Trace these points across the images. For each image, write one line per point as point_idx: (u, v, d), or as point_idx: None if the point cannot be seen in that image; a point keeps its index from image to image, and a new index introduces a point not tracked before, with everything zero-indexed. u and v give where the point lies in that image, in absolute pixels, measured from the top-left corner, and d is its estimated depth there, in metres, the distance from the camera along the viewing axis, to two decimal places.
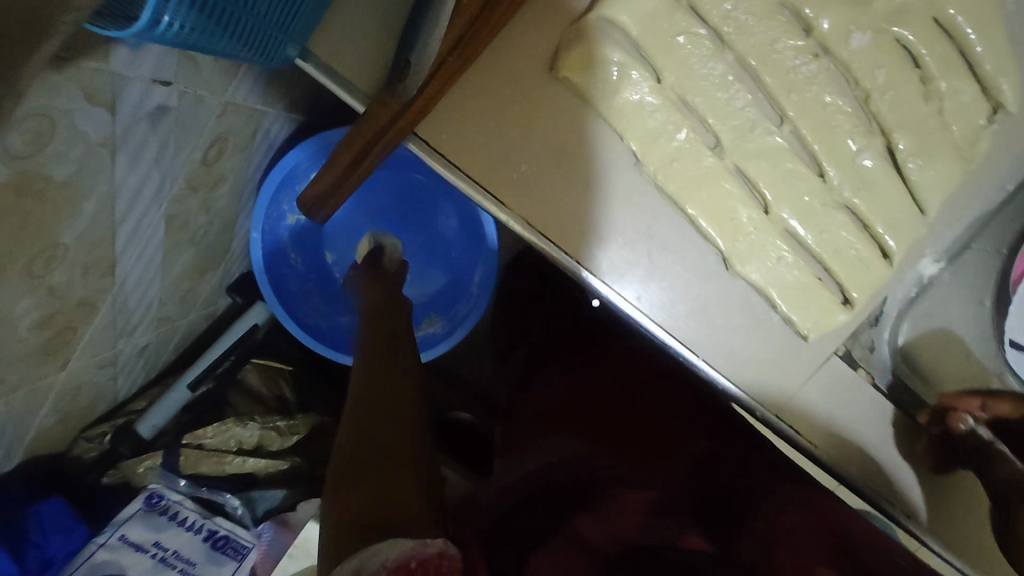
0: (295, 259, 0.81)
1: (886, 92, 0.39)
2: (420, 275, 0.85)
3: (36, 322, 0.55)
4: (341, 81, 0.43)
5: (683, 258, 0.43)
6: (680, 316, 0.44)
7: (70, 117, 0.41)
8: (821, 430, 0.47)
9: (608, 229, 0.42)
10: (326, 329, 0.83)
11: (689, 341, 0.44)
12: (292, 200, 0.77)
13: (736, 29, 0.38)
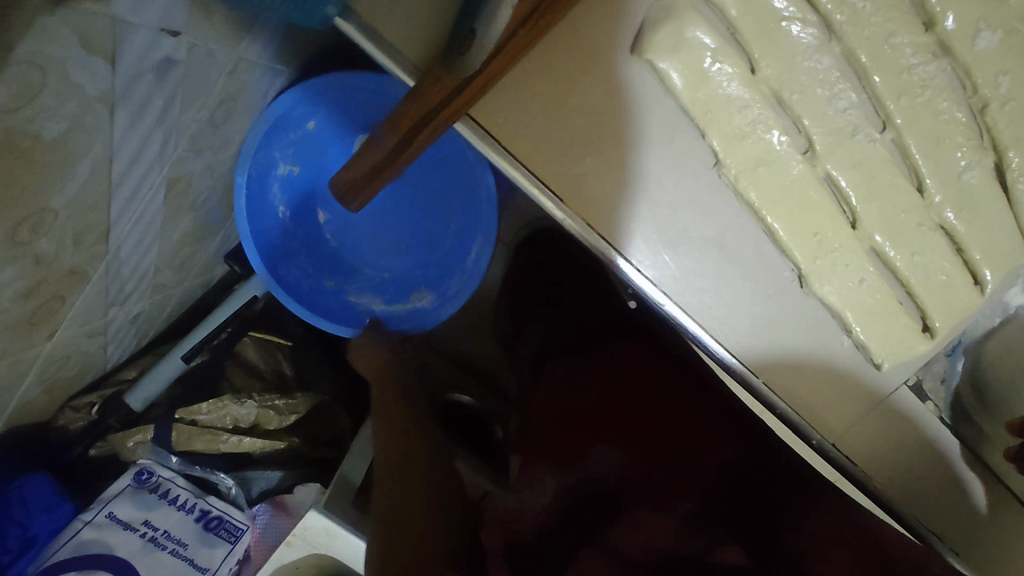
0: (282, 213, 0.72)
1: (1006, 102, 0.35)
2: (414, 247, 0.79)
3: (21, 292, 0.50)
4: (385, 46, 0.39)
5: (746, 269, 0.41)
6: (738, 327, 0.42)
7: (64, 66, 0.35)
8: (863, 448, 0.45)
9: (642, 217, 0.40)
10: (309, 291, 0.74)
11: (741, 355, 0.43)
12: (285, 147, 0.69)
13: (849, 17, 0.34)
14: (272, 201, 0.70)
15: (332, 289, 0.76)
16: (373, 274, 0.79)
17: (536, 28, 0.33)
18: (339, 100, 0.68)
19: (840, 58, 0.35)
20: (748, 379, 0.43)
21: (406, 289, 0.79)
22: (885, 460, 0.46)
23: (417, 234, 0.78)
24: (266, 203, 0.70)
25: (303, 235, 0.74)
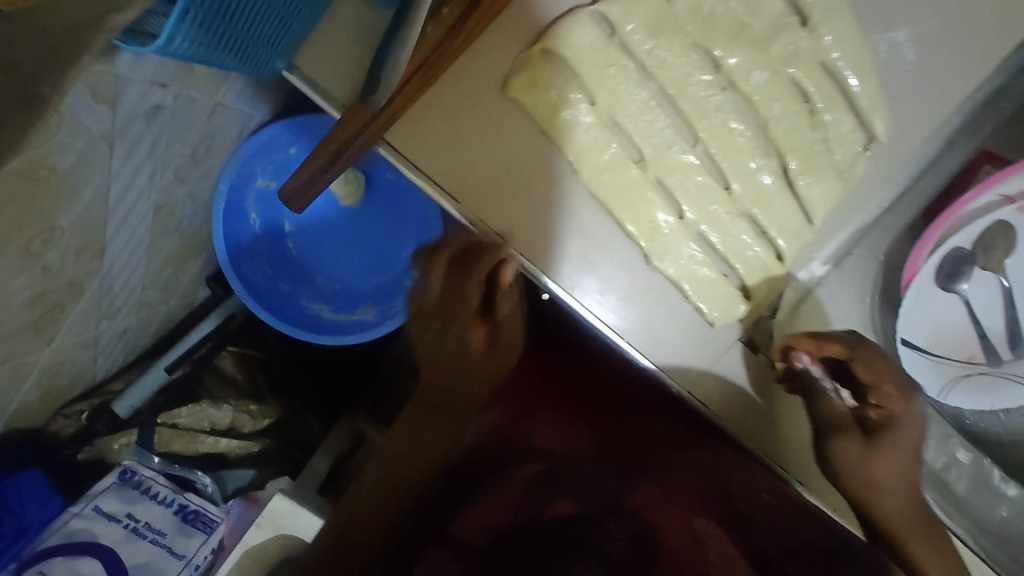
0: (255, 220, 0.85)
1: (780, 121, 0.46)
2: (366, 266, 0.90)
3: (30, 298, 0.59)
4: (318, 88, 0.47)
5: (628, 269, 0.50)
6: (613, 306, 0.50)
7: (76, 113, 0.47)
8: (727, 408, 0.52)
9: (529, 217, 0.49)
10: (264, 290, 0.86)
11: (621, 332, 0.51)
12: (267, 166, 0.81)
13: (656, 64, 0.45)
14: (246, 208, 0.83)
15: (287, 292, 0.88)
16: (326, 284, 0.91)
17: (427, 75, 0.43)
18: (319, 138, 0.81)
19: (655, 92, 0.46)
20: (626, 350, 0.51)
21: (354, 302, 0.91)
22: (754, 416, 0.52)
23: (371, 251, 0.90)
24: (240, 209, 0.82)
25: (268, 240, 0.86)
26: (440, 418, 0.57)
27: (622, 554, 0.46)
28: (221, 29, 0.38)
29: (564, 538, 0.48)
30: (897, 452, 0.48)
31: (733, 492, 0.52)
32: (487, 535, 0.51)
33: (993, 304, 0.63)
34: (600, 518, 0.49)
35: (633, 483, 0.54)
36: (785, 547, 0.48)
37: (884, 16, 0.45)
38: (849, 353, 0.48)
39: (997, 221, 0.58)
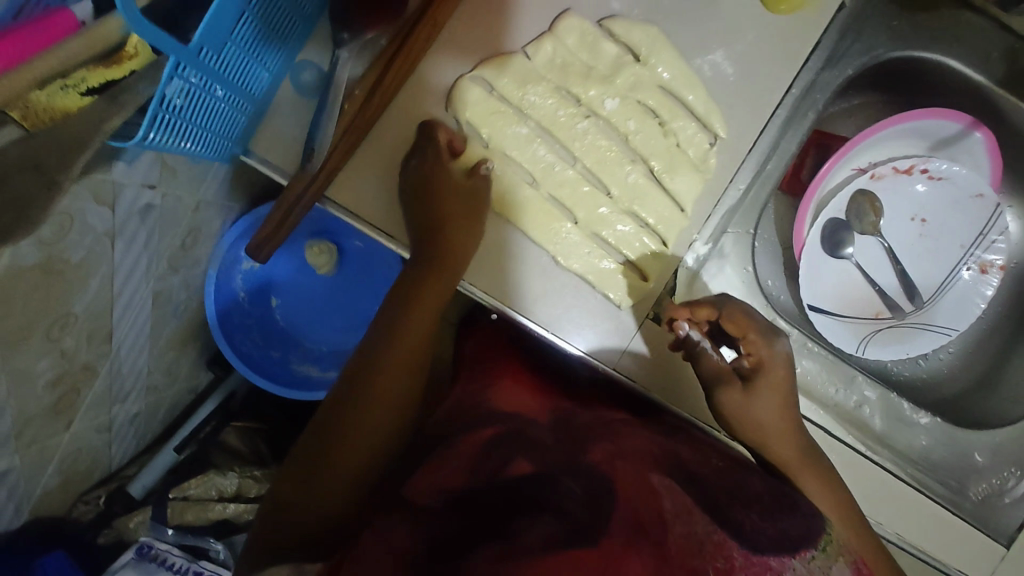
0: (244, 298, 0.96)
1: (637, 133, 0.58)
2: (346, 326, 1.02)
3: (50, 381, 0.69)
4: (268, 163, 0.59)
5: (549, 280, 0.59)
6: (539, 309, 0.58)
7: (83, 215, 0.58)
8: (654, 377, 0.60)
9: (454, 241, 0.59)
10: (258, 358, 0.97)
11: (547, 326, 0.59)
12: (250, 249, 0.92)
13: (530, 105, 0.57)
14: (235, 288, 0.94)
15: (278, 358, 0.99)
16: (312, 347, 1.02)
17: (351, 138, 0.55)
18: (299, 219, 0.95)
19: (534, 127, 0.57)
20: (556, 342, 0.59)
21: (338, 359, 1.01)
22: (667, 377, 0.60)
23: (350, 311, 1.02)
24: (230, 289, 0.93)
25: (257, 314, 0.97)
26: (365, 419, 0.50)
27: (577, 505, 0.38)
28: (188, 126, 0.48)
29: (517, 496, 0.40)
30: (779, 399, 0.55)
31: (685, 458, 0.47)
32: (440, 496, 0.43)
33: (883, 263, 0.71)
34: (558, 476, 0.41)
35: (584, 444, 0.47)
36: (734, 497, 0.42)
37: (700, 44, 0.58)
38: (718, 313, 0.55)
39: (857, 190, 0.68)
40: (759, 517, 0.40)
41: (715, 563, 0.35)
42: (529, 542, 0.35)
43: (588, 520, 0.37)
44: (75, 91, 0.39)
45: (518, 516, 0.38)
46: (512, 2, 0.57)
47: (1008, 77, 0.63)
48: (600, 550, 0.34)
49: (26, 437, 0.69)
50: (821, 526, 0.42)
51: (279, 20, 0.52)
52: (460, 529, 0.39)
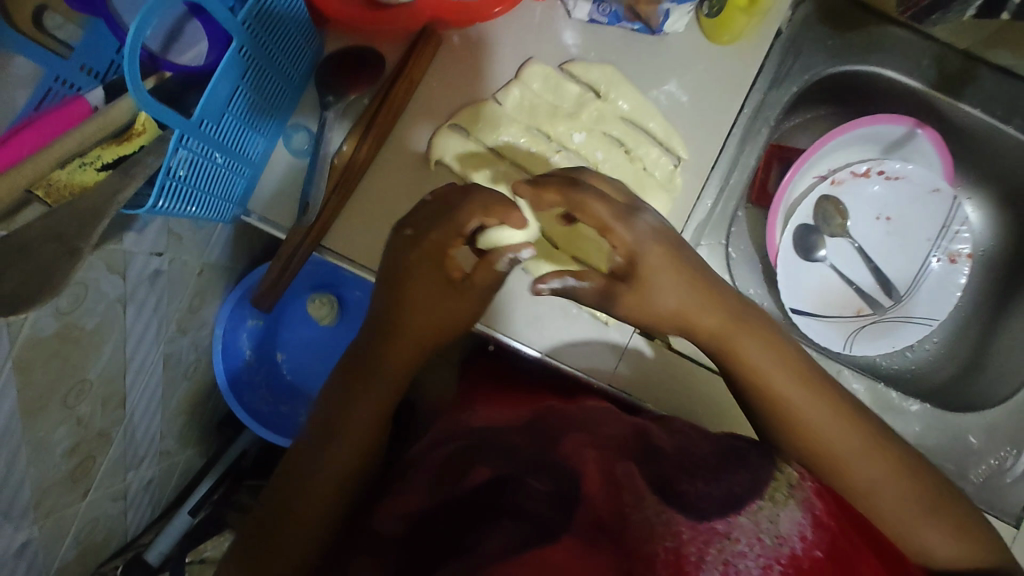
0: (251, 355, 0.99)
1: (606, 161, 0.62)
2: None
3: (67, 449, 0.69)
4: (268, 220, 0.63)
5: (538, 305, 0.62)
6: (530, 333, 0.62)
7: (97, 283, 0.62)
8: (648, 387, 0.63)
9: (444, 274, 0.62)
10: (267, 413, 0.99)
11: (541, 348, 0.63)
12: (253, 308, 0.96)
13: (505, 145, 0.62)
14: (242, 347, 0.97)
15: (287, 412, 1.01)
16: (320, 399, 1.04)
17: (341, 192, 0.60)
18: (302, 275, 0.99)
19: (510, 164, 0.62)
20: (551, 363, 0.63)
21: None
22: (656, 385, 0.63)
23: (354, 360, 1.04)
24: (236, 347, 0.96)
25: (265, 370, 1.01)
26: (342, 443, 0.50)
27: (536, 505, 0.43)
28: (192, 192, 0.52)
29: (480, 507, 0.45)
30: (741, 324, 0.49)
31: (650, 429, 0.53)
32: (404, 521, 0.47)
33: (856, 263, 0.74)
34: (516, 478, 0.46)
35: (555, 435, 0.51)
36: (683, 466, 0.47)
37: (655, 76, 0.63)
38: (565, 198, 0.46)
39: (820, 196, 0.72)
40: (705, 483, 0.45)
41: (666, 542, 0.40)
42: (487, 552, 0.40)
43: (548, 517, 0.42)
44: (93, 167, 0.44)
45: (477, 527, 0.43)
46: (478, 56, 0.63)
47: (943, 80, 0.67)
48: (563, 545, 0.39)
49: (43, 507, 0.69)
50: (767, 474, 0.46)
51: (271, 91, 0.57)
52: (425, 549, 0.45)
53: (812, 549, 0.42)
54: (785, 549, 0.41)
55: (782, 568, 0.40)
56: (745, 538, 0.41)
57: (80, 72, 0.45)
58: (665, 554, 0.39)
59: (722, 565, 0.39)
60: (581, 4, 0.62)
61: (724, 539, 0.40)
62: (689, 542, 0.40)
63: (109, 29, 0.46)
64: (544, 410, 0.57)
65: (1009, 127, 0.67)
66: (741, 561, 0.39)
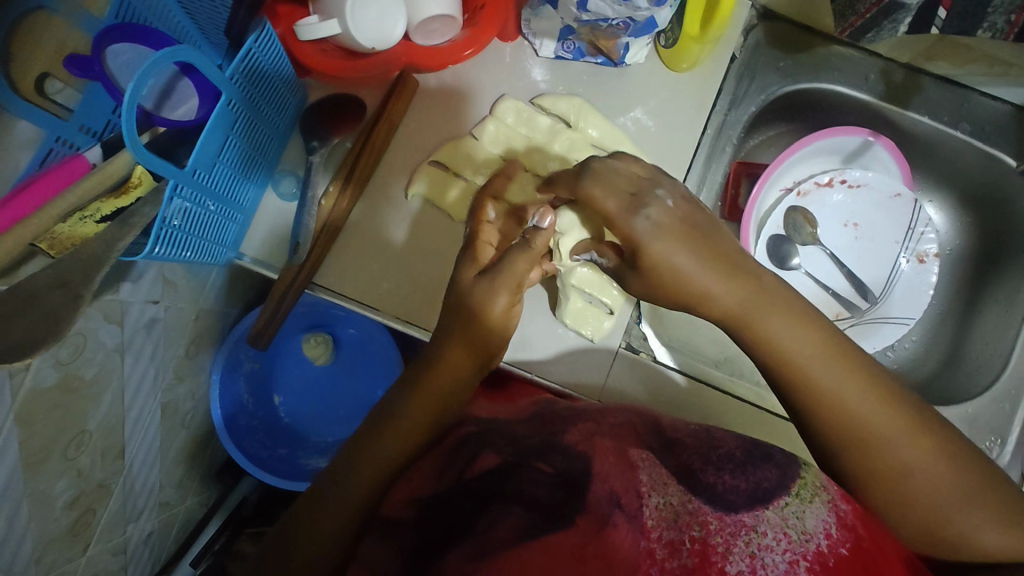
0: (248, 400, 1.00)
1: None
2: (350, 413, 1.05)
3: (68, 501, 0.67)
4: (260, 262, 0.66)
5: (522, 326, 0.65)
6: (516, 354, 0.65)
7: (95, 333, 0.63)
8: (636, 395, 0.65)
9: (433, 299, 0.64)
10: (267, 457, 0.99)
11: (528, 368, 0.65)
12: (249, 351, 0.97)
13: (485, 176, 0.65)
14: (239, 392, 0.98)
15: (286, 455, 1.01)
16: (319, 440, 1.04)
17: (328, 234, 0.63)
18: (296, 317, 1.02)
19: None
20: (538, 380, 0.65)
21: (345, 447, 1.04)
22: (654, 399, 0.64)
23: (352, 398, 1.05)
24: (233, 392, 0.97)
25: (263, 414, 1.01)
26: (380, 446, 0.52)
27: (546, 491, 0.45)
28: (185, 237, 0.55)
29: (482, 496, 0.46)
30: (762, 302, 0.48)
31: (664, 425, 0.55)
32: (411, 507, 0.48)
33: (830, 270, 0.77)
34: (522, 463, 0.48)
35: (564, 426, 0.53)
36: (707, 458, 0.48)
37: (620, 104, 0.67)
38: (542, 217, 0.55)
39: (789, 208, 0.76)
40: (730, 476, 0.46)
41: (692, 531, 0.42)
42: (498, 537, 0.42)
43: (556, 504, 0.44)
44: (92, 220, 0.46)
45: (484, 514, 0.44)
46: (453, 96, 0.67)
47: (889, 92, 0.72)
48: (577, 529, 0.41)
49: (44, 564, 0.67)
50: (795, 472, 0.47)
51: (259, 140, 0.61)
52: (433, 541, 0.45)
53: (837, 547, 0.41)
54: (811, 545, 0.41)
55: (808, 565, 0.40)
56: (771, 532, 0.41)
57: (79, 132, 0.48)
58: (691, 544, 0.41)
59: (749, 558, 0.40)
60: (546, 43, 0.66)
61: (751, 532, 0.41)
62: (716, 532, 0.41)
63: (106, 91, 0.50)
64: (542, 403, 0.60)
65: (956, 131, 0.72)
66: (767, 555, 0.40)
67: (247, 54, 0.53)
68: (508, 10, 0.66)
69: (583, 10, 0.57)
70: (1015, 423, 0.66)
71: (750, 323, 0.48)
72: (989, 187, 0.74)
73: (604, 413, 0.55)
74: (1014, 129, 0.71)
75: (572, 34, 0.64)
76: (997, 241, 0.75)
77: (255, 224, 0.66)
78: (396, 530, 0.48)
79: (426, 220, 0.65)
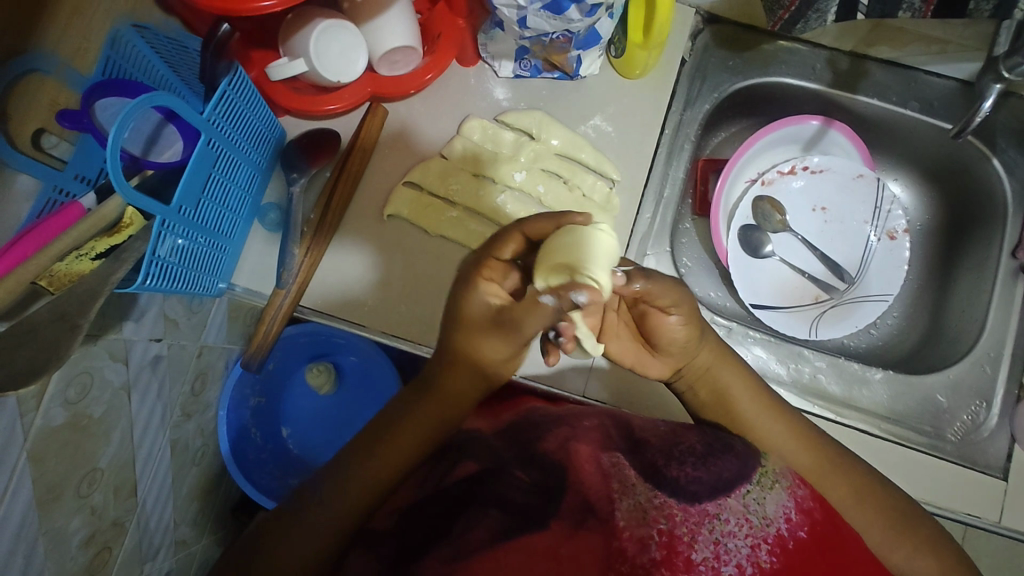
0: (256, 434, 1.02)
1: (546, 194, 0.69)
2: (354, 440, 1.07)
3: (84, 539, 0.67)
4: (250, 290, 0.70)
5: None
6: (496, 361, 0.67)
7: (101, 372, 0.64)
8: (617, 392, 0.67)
9: (419, 314, 0.67)
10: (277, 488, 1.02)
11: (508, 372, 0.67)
12: (253, 386, 1.00)
13: (458, 189, 0.69)
14: (247, 426, 1.00)
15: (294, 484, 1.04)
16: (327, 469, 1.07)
17: (312, 256, 0.66)
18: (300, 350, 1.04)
19: (462, 209, 0.68)
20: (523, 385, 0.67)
21: None
22: (636, 390, 0.67)
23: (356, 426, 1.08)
24: (242, 428, 1.00)
25: (271, 446, 1.04)
26: None
27: (521, 495, 0.46)
28: (178, 272, 0.58)
29: (461, 500, 0.48)
30: (729, 362, 0.57)
31: (637, 427, 0.56)
32: (393, 517, 0.50)
33: (804, 254, 0.79)
34: (500, 471, 0.49)
35: (541, 432, 0.54)
36: (670, 455, 0.49)
37: (580, 114, 0.71)
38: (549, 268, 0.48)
39: (755, 197, 0.78)
40: (693, 468, 0.47)
41: (660, 525, 0.43)
42: (473, 540, 0.43)
43: (532, 507, 0.45)
44: (87, 257, 0.49)
45: (461, 515, 0.46)
46: (422, 120, 0.72)
47: (837, 79, 0.75)
48: (550, 531, 0.42)
49: None
50: (755, 462, 0.49)
51: (241, 180, 0.65)
52: (412, 541, 0.47)
53: (796, 530, 0.45)
54: (771, 529, 0.44)
55: (769, 547, 0.43)
56: (734, 518, 0.44)
57: (74, 181, 0.53)
58: (659, 537, 0.42)
59: (713, 544, 0.42)
60: (504, 64, 0.70)
61: (715, 520, 0.43)
62: (682, 523, 0.43)
63: (98, 143, 0.55)
64: (526, 412, 0.61)
65: (906, 109, 0.74)
66: (730, 540, 0.43)
67: (222, 96, 0.57)
68: (464, 37, 0.70)
69: (525, 27, 0.61)
70: (998, 385, 0.67)
71: (718, 376, 0.57)
72: (953, 160, 0.76)
73: (582, 416, 0.57)
74: (962, 102, 0.73)
75: (527, 54, 0.68)
76: (963, 212, 0.77)
77: (244, 256, 0.70)
78: (379, 541, 0.48)
79: (406, 237, 0.69)
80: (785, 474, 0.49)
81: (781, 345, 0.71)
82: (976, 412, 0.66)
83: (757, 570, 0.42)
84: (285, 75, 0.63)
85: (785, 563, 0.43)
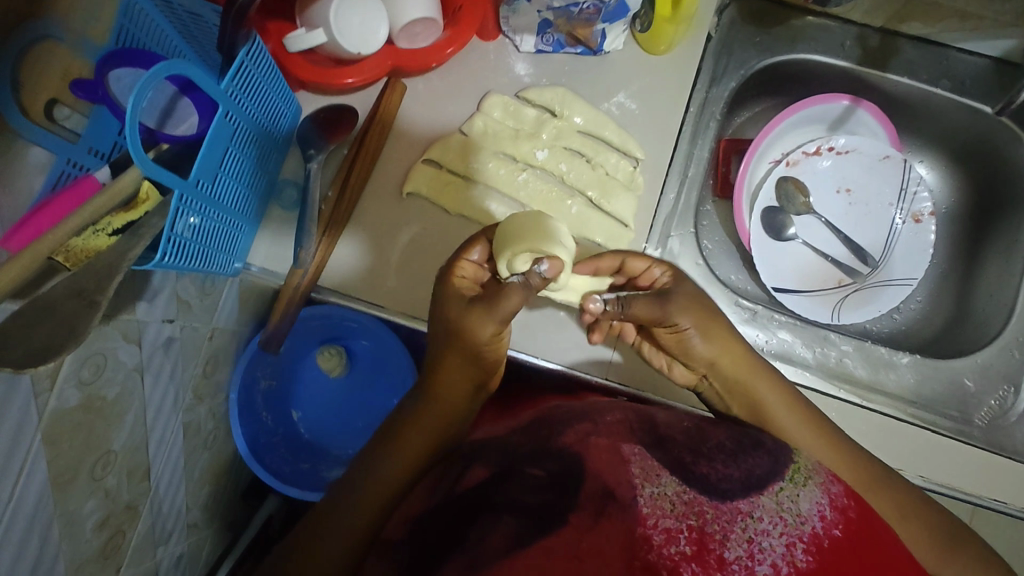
0: (267, 417, 1.01)
1: (569, 172, 0.67)
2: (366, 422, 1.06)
3: (97, 522, 0.66)
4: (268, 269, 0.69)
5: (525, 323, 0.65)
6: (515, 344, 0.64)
7: (115, 353, 0.62)
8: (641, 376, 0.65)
9: None
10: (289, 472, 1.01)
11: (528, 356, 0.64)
12: (263, 368, 0.99)
13: (479, 166, 0.67)
14: (258, 410, 0.99)
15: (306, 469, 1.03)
16: (339, 452, 1.06)
17: (331, 233, 0.64)
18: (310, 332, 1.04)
19: (482, 188, 0.67)
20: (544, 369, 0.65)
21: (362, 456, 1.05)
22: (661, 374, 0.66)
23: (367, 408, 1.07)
24: (252, 411, 0.98)
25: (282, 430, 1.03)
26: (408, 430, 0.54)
27: (536, 494, 0.44)
28: (193, 250, 0.56)
29: (473, 506, 0.46)
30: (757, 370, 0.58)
31: (660, 419, 0.54)
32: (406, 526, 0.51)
33: (828, 236, 0.78)
34: (513, 470, 0.47)
35: (559, 428, 0.52)
36: (698, 452, 0.48)
37: (603, 91, 0.69)
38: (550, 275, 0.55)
39: (779, 178, 0.77)
40: (723, 466, 0.46)
41: (690, 521, 0.41)
42: (486, 547, 0.41)
43: (547, 506, 0.42)
44: (104, 233, 0.47)
45: (475, 522, 0.44)
46: (441, 96, 0.70)
47: (865, 56, 0.74)
48: (570, 528, 0.40)
49: None
50: (788, 458, 0.48)
51: (256, 156, 0.63)
52: (424, 549, 0.46)
53: (830, 528, 0.43)
54: (806, 528, 0.42)
55: (804, 546, 0.41)
56: (767, 517, 0.42)
57: (88, 154, 0.51)
58: (689, 533, 0.41)
59: (746, 542, 0.41)
60: (526, 38, 0.69)
61: (748, 518, 0.42)
62: (713, 521, 0.41)
63: (113, 114, 0.53)
64: (547, 408, 0.59)
65: (937, 88, 0.73)
66: (764, 539, 0.41)
67: (238, 68, 0.55)
68: (486, 9, 0.69)
69: None
70: None
71: (748, 383, 0.58)
72: (982, 140, 0.74)
73: (604, 411, 0.55)
74: (993, 80, 0.72)
75: (550, 28, 0.68)
76: (991, 193, 0.75)
77: (260, 239, 0.69)
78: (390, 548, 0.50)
79: (425, 215, 0.67)
80: (817, 469, 0.48)
81: (805, 327, 0.70)
82: (1004, 400, 0.65)
83: (793, 568, 0.40)
84: (306, 46, 0.61)
85: (820, 561, 0.41)
